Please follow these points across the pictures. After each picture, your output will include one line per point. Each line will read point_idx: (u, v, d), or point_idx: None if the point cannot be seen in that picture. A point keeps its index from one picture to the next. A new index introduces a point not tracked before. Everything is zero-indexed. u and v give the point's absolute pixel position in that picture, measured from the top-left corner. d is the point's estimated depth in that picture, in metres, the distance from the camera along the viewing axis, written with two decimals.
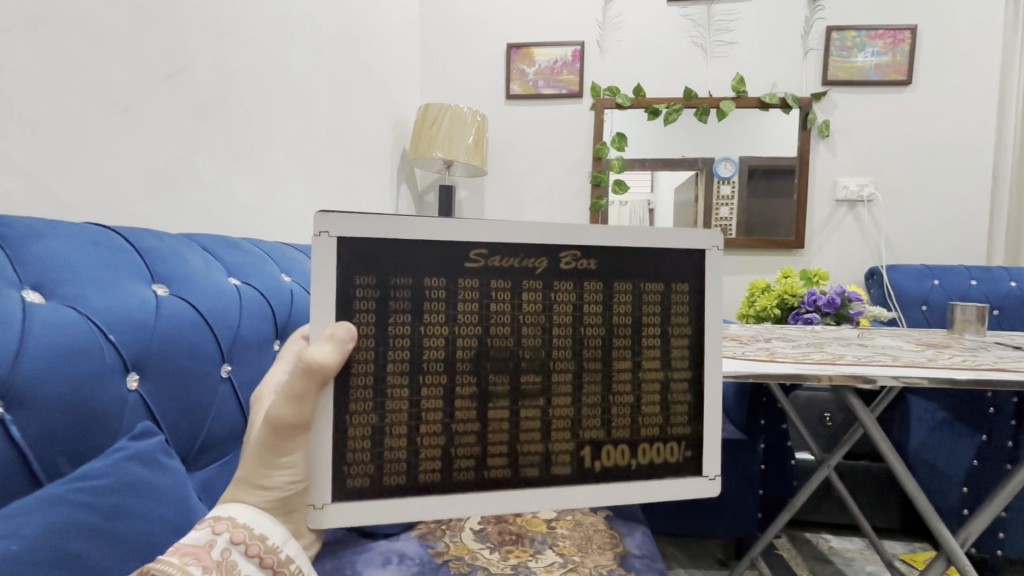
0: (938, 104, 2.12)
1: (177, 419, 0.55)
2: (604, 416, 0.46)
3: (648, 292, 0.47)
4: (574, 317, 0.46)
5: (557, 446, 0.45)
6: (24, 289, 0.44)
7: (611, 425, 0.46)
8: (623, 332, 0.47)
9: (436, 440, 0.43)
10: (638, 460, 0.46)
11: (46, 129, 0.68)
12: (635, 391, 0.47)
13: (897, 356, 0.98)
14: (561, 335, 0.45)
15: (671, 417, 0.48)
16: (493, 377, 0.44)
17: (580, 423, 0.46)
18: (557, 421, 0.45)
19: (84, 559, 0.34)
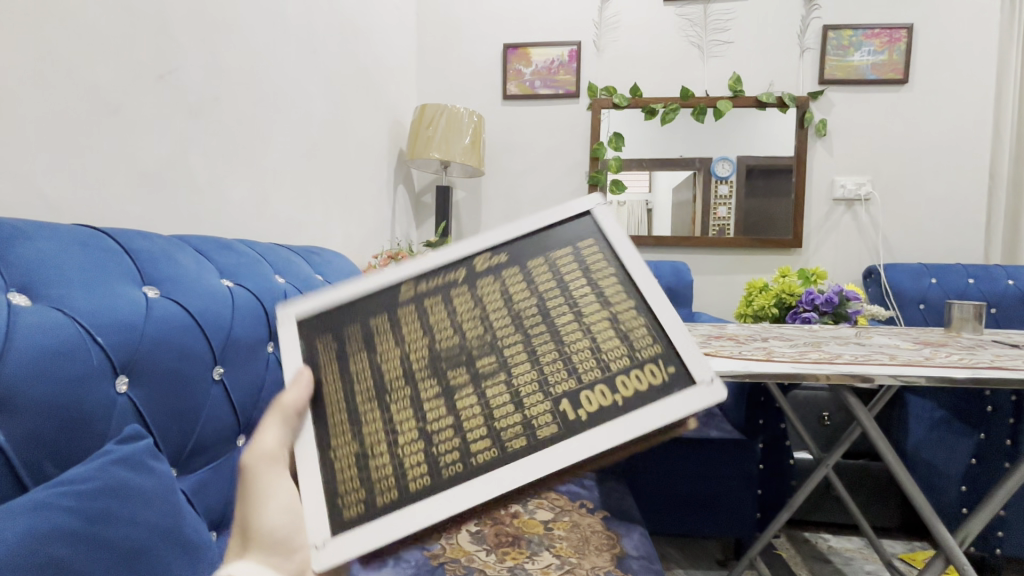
0: (934, 103, 2.12)
1: (168, 423, 0.54)
2: (568, 366, 0.40)
3: (559, 255, 0.44)
4: (505, 297, 0.43)
5: (533, 411, 0.38)
6: (10, 291, 0.44)
7: (576, 374, 0.39)
8: (556, 294, 0.43)
9: (416, 452, 0.39)
10: (621, 394, 0.38)
11: (34, 129, 0.67)
12: (588, 336, 0.41)
13: (895, 355, 0.98)
14: (500, 312, 0.42)
15: (636, 346, 0.40)
16: (450, 372, 0.41)
17: (548, 381, 0.39)
18: (524, 390, 0.39)
19: (69, 564, 0.33)
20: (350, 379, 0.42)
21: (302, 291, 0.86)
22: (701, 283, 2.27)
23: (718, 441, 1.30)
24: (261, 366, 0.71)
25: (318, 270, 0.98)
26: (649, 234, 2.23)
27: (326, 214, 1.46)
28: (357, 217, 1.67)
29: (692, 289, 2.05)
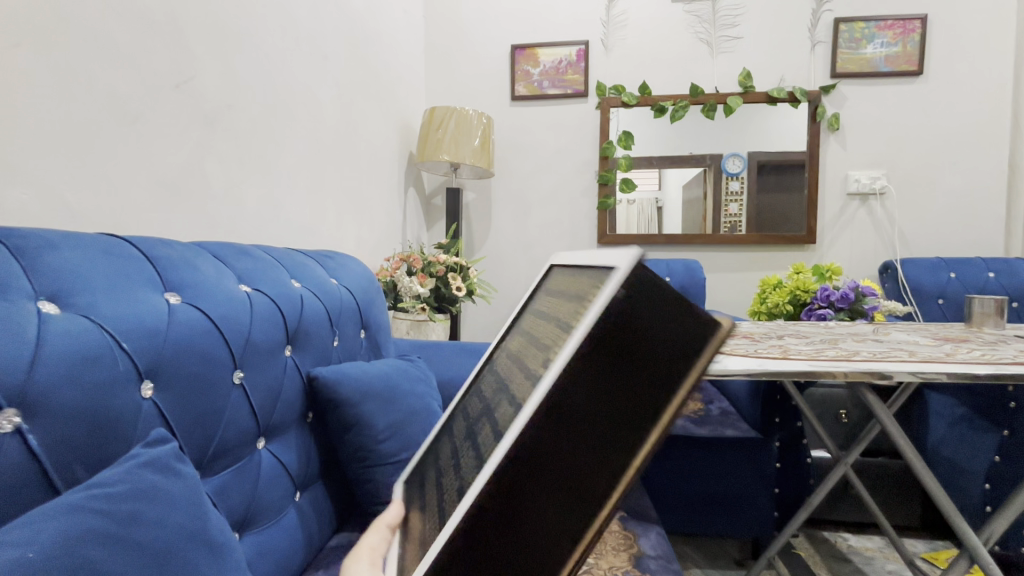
0: (950, 94, 2.08)
1: (192, 425, 0.55)
2: (533, 374, 0.36)
3: (535, 320, 0.52)
4: (504, 374, 0.49)
5: (507, 425, 0.34)
6: (39, 299, 0.45)
7: (535, 369, 0.35)
8: (531, 341, 0.47)
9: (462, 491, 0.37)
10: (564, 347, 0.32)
11: (59, 140, 0.69)
12: (546, 340, 0.39)
13: (914, 351, 0.96)
14: (501, 386, 0.46)
15: (577, 298, 0.37)
16: (469, 450, 0.43)
17: (520, 397, 0.36)
18: (504, 419, 0.36)
19: (102, 566, 0.34)
20: (433, 483, 0.48)
21: (318, 295, 0.87)
22: (713, 280, 2.25)
23: (734, 440, 1.30)
24: (279, 369, 0.72)
25: (333, 274, 0.99)
26: (660, 232, 2.22)
27: (340, 218, 1.47)
28: (369, 220, 1.68)
29: (704, 287, 2.04)
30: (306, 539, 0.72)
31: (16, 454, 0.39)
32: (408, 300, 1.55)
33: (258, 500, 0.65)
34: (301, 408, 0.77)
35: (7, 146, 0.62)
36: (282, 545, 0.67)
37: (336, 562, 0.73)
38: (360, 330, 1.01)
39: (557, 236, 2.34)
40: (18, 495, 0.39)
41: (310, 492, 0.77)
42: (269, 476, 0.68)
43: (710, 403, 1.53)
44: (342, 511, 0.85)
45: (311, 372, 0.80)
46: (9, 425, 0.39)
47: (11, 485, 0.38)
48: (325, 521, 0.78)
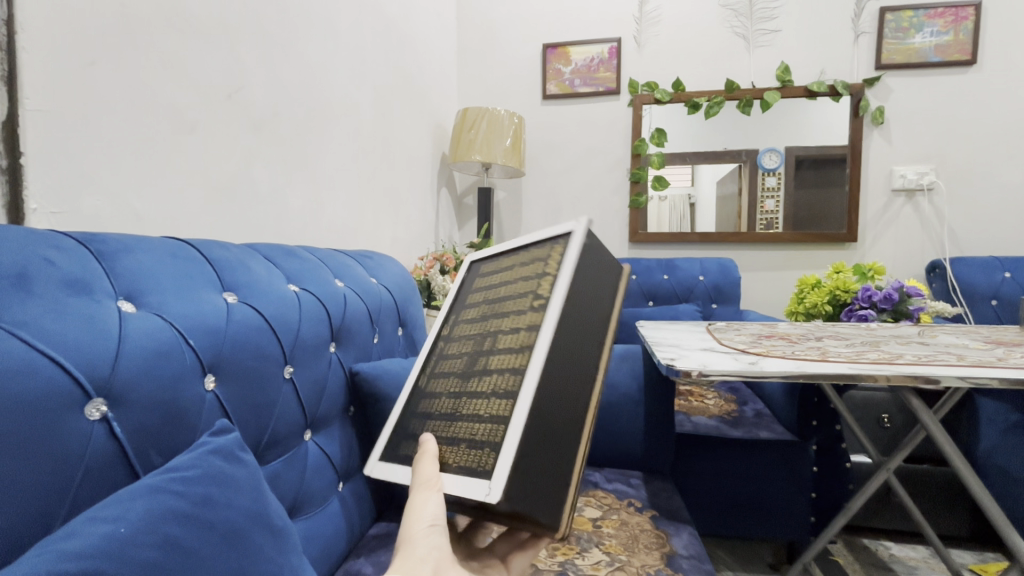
0: (1007, 83, 1.98)
1: (247, 416, 0.59)
2: (514, 325, 0.55)
3: (478, 291, 0.68)
4: (469, 328, 0.63)
5: (508, 361, 0.51)
6: (118, 298, 0.49)
7: (525, 310, 0.54)
8: (495, 299, 0.63)
9: (489, 386, 0.51)
10: (531, 304, 0.54)
11: (127, 149, 0.74)
12: (523, 300, 0.57)
13: (964, 355, 0.93)
14: (477, 340, 0.60)
15: (532, 274, 0.58)
16: (471, 382, 0.54)
17: (513, 343, 0.53)
18: (508, 359, 0.52)
19: (182, 541, 0.37)
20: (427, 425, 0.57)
21: (359, 293, 0.90)
22: (749, 279, 2.20)
23: (770, 441, 1.28)
24: (325, 364, 0.76)
25: (372, 273, 1.03)
26: (693, 230, 2.20)
27: (377, 218, 1.52)
28: (404, 220, 1.73)
29: (739, 286, 2.01)
30: (348, 528, 0.76)
31: (103, 440, 0.43)
32: (441, 298, 1.58)
33: (306, 487, 0.69)
34: (344, 402, 0.81)
35: (82, 158, 0.68)
36: (328, 532, 0.71)
37: (376, 550, 0.76)
38: (398, 327, 1.04)
39: None
40: (107, 477, 0.42)
41: (352, 483, 0.81)
42: (315, 466, 0.72)
43: (744, 404, 1.51)
44: (380, 502, 0.88)
45: (352, 368, 0.83)
46: (97, 413, 0.42)
47: (100, 468, 0.42)
48: (365, 510, 0.82)
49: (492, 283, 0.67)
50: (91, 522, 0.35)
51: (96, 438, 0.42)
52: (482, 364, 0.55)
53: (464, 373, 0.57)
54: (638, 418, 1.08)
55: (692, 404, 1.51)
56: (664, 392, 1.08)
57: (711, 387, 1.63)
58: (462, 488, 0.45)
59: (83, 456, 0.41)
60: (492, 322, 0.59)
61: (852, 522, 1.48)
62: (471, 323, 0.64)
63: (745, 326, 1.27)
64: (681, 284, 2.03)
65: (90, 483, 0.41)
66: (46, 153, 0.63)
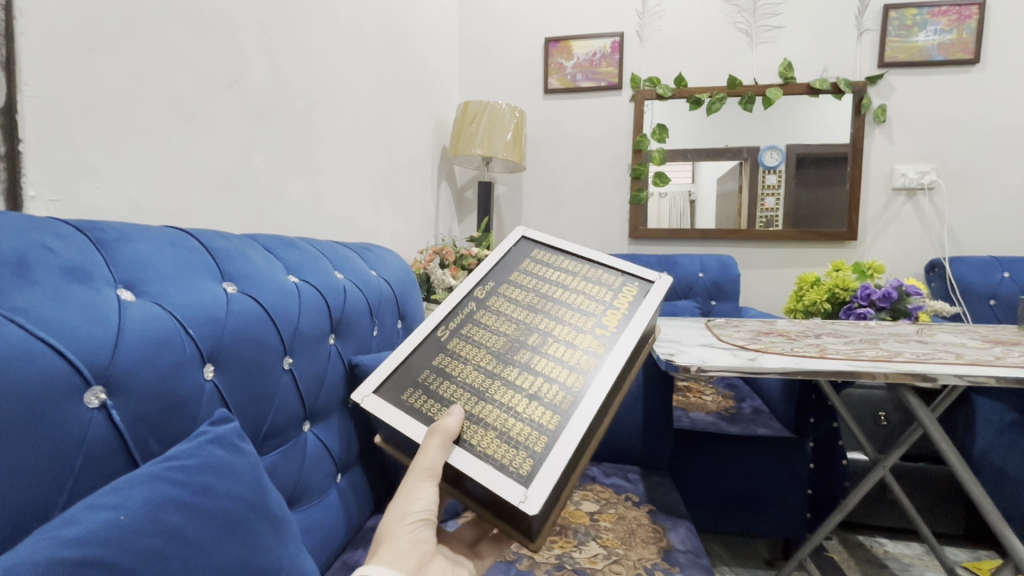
0: (1010, 82, 1.97)
1: (246, 406, 0.59)
2: (567, 339, 0.57)
3: (526, 271, 0.67)
4: (511, 308, 0.62)
5: (556, 373, 0.54)
6: (118, 287, 0.49)
7: (585, 332, 0.57)
8: (546, 292, 0.63)
9: (531, 386, 0.53)
10: (593, 332, 0.57)
11: (126, 137, 0.73)
12: (581, 316, 0.60)
13: (961, 353, 0.93)
14: (518, 325, 0.60)
15: (598, 300, 0.61)
16: (506, 369, 0.55)
17: (565, 356, 0.55)
18: (556, 370, 0.54)
19: (181, 529, 0.37)
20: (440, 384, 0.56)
21: (358, 285, 0.90)
22: (749, 276, 2.21)
23: (767, 438, 1.28)
24: (325, 356, 0.76)
25: (372, 266, 1.02)
26: (693, 227, 2.20)
27: (377, 211, 1.52)
28: (404, 213, 1.72)
29: (738, 283, 2.01)
30: (346, 519, 0.76)
31: (103, 428, 0.42)
32: (440, 292, 1.58)
33: (304, 479, 0.69)
34: (343, 394, 0.81)
35: (81, 146, 0.67)
36: (326, 523, 0.71)
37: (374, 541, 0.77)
38: (397, 320, 1.04)
39: (587, 230, 2.34)
40: (105, 465, 0.42)
41: (351, 475, 0.81)
42: (313, 457, 0.72)
43: (742, 400, 1.51)
44: (379, 494, 0.89)
45: (352, 360, 0.83)
46: (96, 401, 0.42)
47: (99, 456, 0.42)
48: (364, 502, 0.82)
49: (544, 270, 0.67)
50: (92, 509, 0.35)
51: (95, 426, 0.42)
52: (521, 354, 0.56)
53: (499, 353, 0.57)
54: (636, 413, 1.08)
55: (690, 400, 1.51)
56: (662, 388, 1.08)
57: (709, 383, 1.63)
58: (486, 479, 0.46)
59: (82, 444, 0.41)
60: (539, 317, 0.60)
61: (847, 519, 1.49)
62: (511, 301, 0.63)
63: (744, 323, 1.27)
64: (681, 280, 2.03)
65: (89, 471, 0.41)
66: (43, 140, 0.63)
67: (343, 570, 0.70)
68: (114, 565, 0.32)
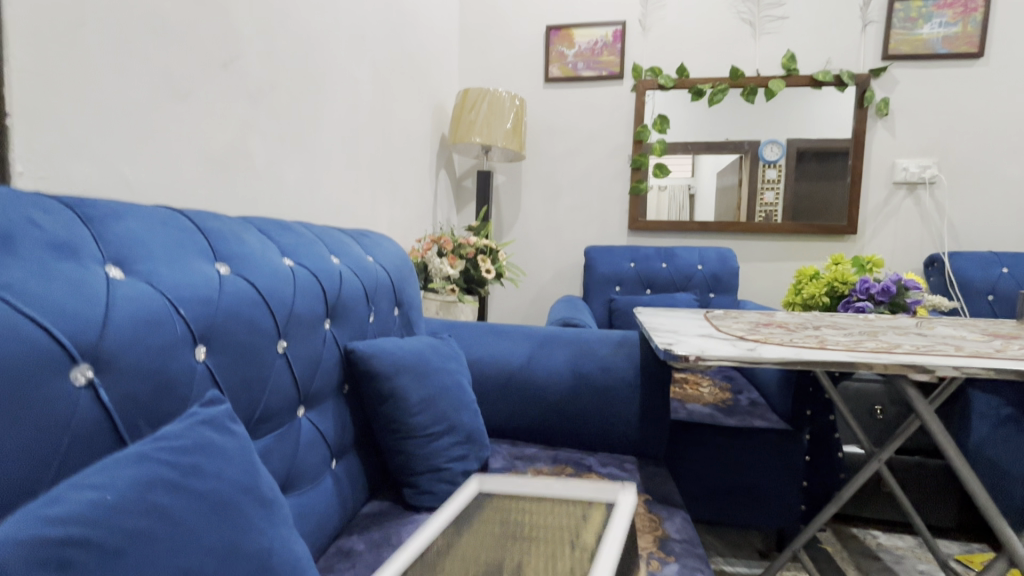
0: (1014, 77, 1.96)
1: (239, 389, 0.58)
2: (554, 543, 0.54)
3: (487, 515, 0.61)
4: (486, 539, 0.56)
5: (555, 566, 0.50)
6: (107, 264, 0.47)
7: (571, 539, 0.55)
8: (524, 526, 0.58)
9: None
10: (582, 535, 0.56)
11: (116, 114, 0.72)
12: (567, 529, 0.57)
13: (961, 346, 0.93)
14: (504, 545, 0.54)
15: (574, 514, 0.60)
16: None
17: (556, 557, 0.52)
18: (549, 566, 0.50)
19: (168, 510, 0.36)
20: None
21: (354, 271, 0.89)
22: (748, 269, 2.20)
23: (764, 429, 1.28)
24: (320, 341, 0.75)
25: (369, 252, 1.01)
26: (692, 219, 2.19)
27: (374, 198, 1.50)
28: (402, 201, 1.71)
29: (737, 276, 2.00)
30: (341, 505, 0.76)
31: (90, 407, 0.42)
32: (438, 281, 1.57)
33: (298, 464, 0.68)
34: (338, 379, 0.80)
35: (71, 122, 0.66)
36: (320, 508, 0.70)
37: (369, 527, 0.76)
38: (394, 307, 1.03)
39: (587, 221, 2.32)
40: (92, 445, 0.41)
41: (346, 461, 0.81)
42: (308, 442, 0.71)
43: (739, 392, 1.51)
44: (374, 480, 0.88)
45: (348, 345, 0.82)
46: (83, 379, 0.41)
47: (86, 435, 0.41)
48: (359, 488, 0.82)
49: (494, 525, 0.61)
50: (77, 487, 0.34)
51: (82, 404, 0.41)
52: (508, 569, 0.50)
53: (500, 561, 0.52)
54: (633, 403, 1.07)
55: (687, 392, 1.51)
56: (660, 378, 1.08)
57: (706, 375, 1.63)
58: None
59: (69, 422, 0.40)
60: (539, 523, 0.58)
61: (841, 511, 1.50)
62: (489, 534, 0.57)
63: (743, 314, 1.26)
64: (680, 273, 2.02)
65: (76, 449, 0.40)
66: (31, 115, 0.61)
67: (337, 555, 0.69)
68: (98, 545, 0.32)
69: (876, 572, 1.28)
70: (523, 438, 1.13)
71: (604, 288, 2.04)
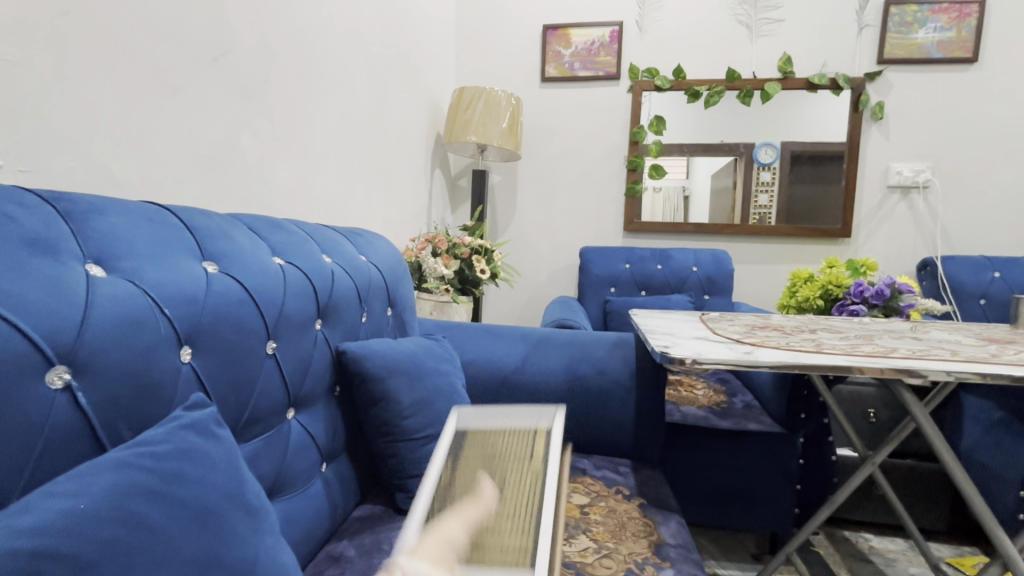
0: (1007, 83, 1.97)
1: (226, 392, 0.56)
2: (498, 447, 0.44)
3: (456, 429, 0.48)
4: (454, 449, 0.44)
5: (509, 469, 0.41)
6: (87, 261, 0.46)
7: (520, 441, 0.45)
8: (478, 433, 0.47)
9: (496, 505, 0.38)
10: (528, 434, 0.46)
11: (102, 107, 0.70)
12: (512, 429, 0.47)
13: (956, 350, 0.93)
14: (470, 463, 0.43)
15: (522, 416, 0.49)
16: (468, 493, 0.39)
17: (507, 459, 0.42)
18: (510, 472, 0.41)
19: (147, 520, 0.34)
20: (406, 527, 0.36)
21: (346, 270, 0.87)
22: (742, 272, 2.20)
23: (758, 433, 1.27)
24: (310, 342, 0.74)
25: (362, 251, 1.00)
26: (687, 221, 2.19)
27: (368, 196, 1.48)
28: (396, 200, 1.69)
29: (732, 278, 2.00)
30: (330, 510, 0.74)
31: (68, 411, 0.40)
32: (432, 281, 1.56)
33: (287, 468, 0.67)
34: (329, 380, 0.79)
35: (53, 114, 0.63)
36: (309, 513, 0.69)
37: (359, 532, 0.75)
38: (387, 307, 1.01)
39: (582, 222, 2.31)
40: (70, 451, 0.40)
41: (336, 464, 0.79)
42: (297, 445, 0.69)
43: (733, 395, 1.51)
44: (365, 484, 0.87)
45: (339, 346, 0.80)
46: (60, 381, 0.39)
47: (63, 440, 0.39)
48: (349, 491, 0.80)
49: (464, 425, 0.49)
50: (49, 496, 0.33)
51: (58, 408, 0.39)
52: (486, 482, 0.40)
53: (478, 474, 0.41)
54: (628, 406, 1.06)
55: (681, 394, 1.51)
56: (656, 381, 1.07)
57: (700, 377, 1.62)
58: None
59: (44, 427, 0.38)
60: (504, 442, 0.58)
61: (833, 514, 1.50)
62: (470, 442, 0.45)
63: (739, 317, 1.26)
64: (675, 274, 2.02)
65: (51, 455, 0.38)
66: (11, 106, 0.59)
67: (326, 561, 0.68)
68: (71, 559, 0.30)
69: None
70: None
71: (598, 289, 2.04)
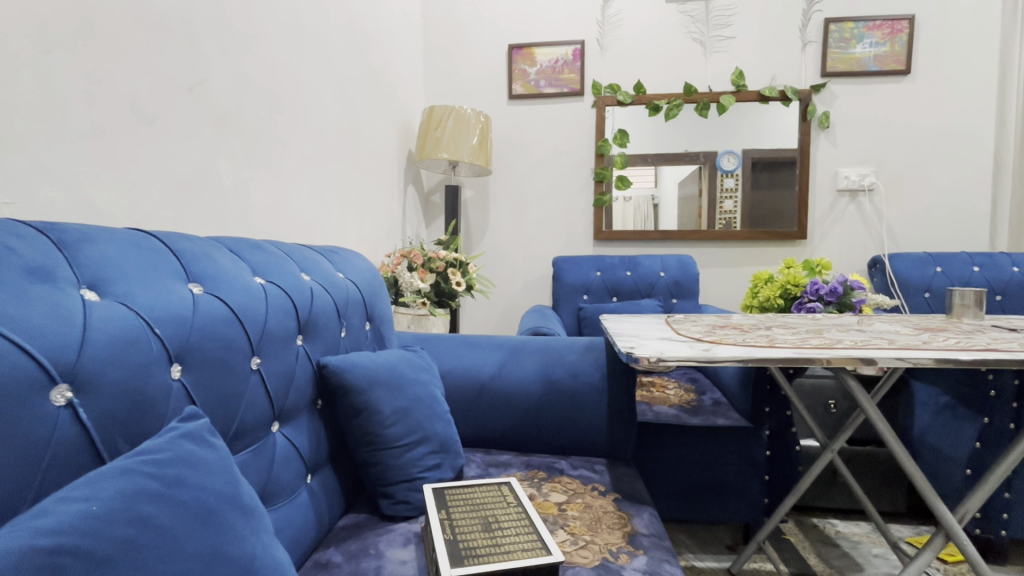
0: (939, 91, 2.14)
1: (214, 405, 0.59)
2: (488, 512, 0.73)
3: (451, 505, 0.75)
4: (453, 509, 0.73)
5: (504, 511, 0.73)
6: (82, 287, 0.49)
7: (502, 504, 0.75)
8: (468, 506, 0.74)
9: (509, 540, 0.66)
10: (509, 499, 0.77)
11: (82, 139, 0.72)
12: (493, 496, 0.78)
13: (894, 340, 1.02)
14: (477, 523, 0.70)
15: (494, 494, 0.78)
16: (484, 537, 0.67)
17: (497, 504, 0.75)
18: (505, 515, 0.72)
19: (156, 520, 0.38)
20: (453, 553, 0.64)
21: (325, 287, 0.91)
22: (707, 275, 2.30)
23: (726, 427, 1.34)
24: (292, 356, 0.77)
25: (339, 268, 1.03)
26: (655, 228, 2.28)
27: (343, 215, 1.52)
28: (371, 217, 1.73)
29: (698, 282, 2.09)
30: (317, 519, 0.77)
31: (69, 426, 0.43)
32: (409, 294, 1.59)
33: (273, 479, 0.69)
34: (311, 395, 0.82)
35: (35, 147, 0.66)
36: (296, 522, 0.72)
37: (345, 539, 0.77)
38: (365, 322, 1.05)
39: (553, 233, 2.38)
40: (71, 464, 0.43)
41: (321, 475, 0.82)
42: (283, 457, 0.72)
43: (703, 393, 1.57)
44: (349, 494, 0.89)
45: (320, 360, 0.84)
46: (62, 399, 0.43)
47: (64, 453, 0.42)
48: (334, 502, 0.83)
49: (452, 506, 0.74)
50: (63, 501, 0.36)
51: (62, 424, 0.42)
52: (491, 535, 0.67)
53: (482, 531, 0.68)
54: (602, 407, 1.12)
55: (654, 394, 1.57)
56: (626, 382, 1.13)
57: (671, 378, 1.69)
58: None
59: (49, 441, 0.41)
60: (484, 512, 0.73)
61: (802, 503, 1.57)
62: (462, 517, 0.72)
63: (702, 317, 1.33)
64: (644, 280, 2.10)
65: (56, 468, 0.41)
66: None
67: (314, 568, 0.70)
68: (90, 554, 0.33)
69: (834, 558, 1.36)
70: (496, 446, 1.16)
71: (572, 297, 2.10)
